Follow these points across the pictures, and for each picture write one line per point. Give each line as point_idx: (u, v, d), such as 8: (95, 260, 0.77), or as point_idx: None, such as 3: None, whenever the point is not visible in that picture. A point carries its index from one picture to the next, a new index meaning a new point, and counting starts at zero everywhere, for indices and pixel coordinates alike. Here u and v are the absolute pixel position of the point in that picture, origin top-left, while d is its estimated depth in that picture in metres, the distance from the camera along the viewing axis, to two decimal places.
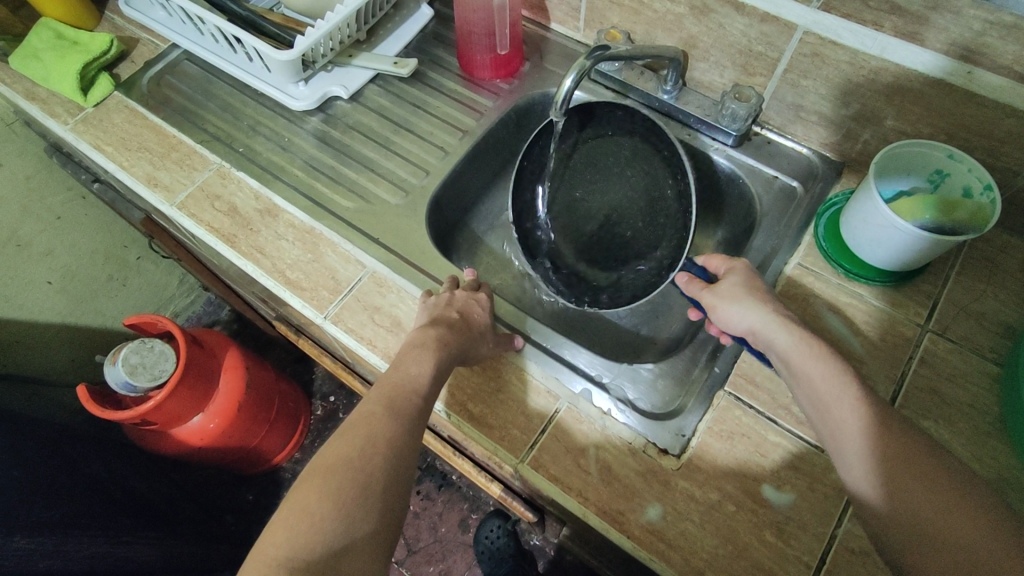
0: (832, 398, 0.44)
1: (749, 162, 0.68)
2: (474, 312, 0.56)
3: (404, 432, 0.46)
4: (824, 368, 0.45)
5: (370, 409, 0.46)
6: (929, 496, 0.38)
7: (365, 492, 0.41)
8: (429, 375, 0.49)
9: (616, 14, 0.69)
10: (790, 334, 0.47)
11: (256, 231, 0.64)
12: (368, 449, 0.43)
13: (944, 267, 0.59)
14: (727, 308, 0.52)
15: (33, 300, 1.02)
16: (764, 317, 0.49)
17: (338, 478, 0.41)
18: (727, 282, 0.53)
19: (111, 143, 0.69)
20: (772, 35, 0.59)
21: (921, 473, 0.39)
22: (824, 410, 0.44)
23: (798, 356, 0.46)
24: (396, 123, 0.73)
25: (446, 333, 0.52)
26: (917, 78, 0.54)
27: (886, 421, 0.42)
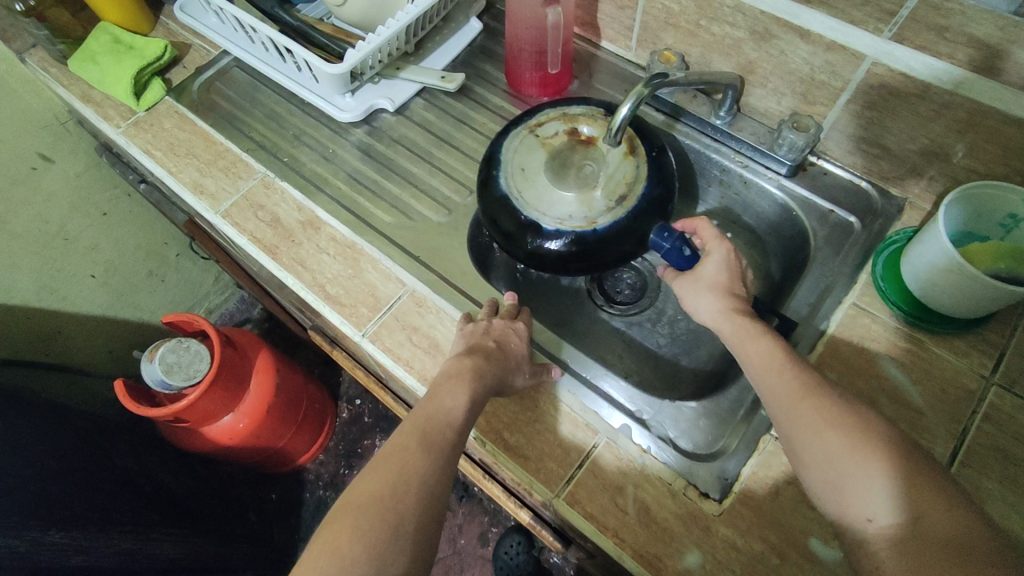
0: (766, 370, 0.47)
1: (803, 194, 0.66)
2: (512, 341, 0.55)
3: (438, 468, 0.45)
4: (760, 344, 0.48)
5: (403, 442, 0.45)
6: (911, 488, 0.39)
7: (396, 530, 0.41)
8: (464, 405, 0.48)
9: (671, 36, 0.67)
10: (733, 321, 0.51)
11: (298, 243, 0.63)
12: (400, 486, 0.42)
13: (1013, 316, 0.56)
14: (687, 301, 0.55)
15: (75, 292, 1.04)
16: (719, 307, 0.52)
17: (370, 517, 0.41)
18: (691, 273, 0.56)
19: (160, 148, 0.70)
20: (838, 65, 0.57)
21: (899, 463, 0.40)
22: (776, 398, 0.45)
23: (738, 338, 0.50)
24: (440, 138, 0.73)
25: (483, 362, 0.51)
26: (995, 116, 0.51)
27: (816, 387, 0.45)
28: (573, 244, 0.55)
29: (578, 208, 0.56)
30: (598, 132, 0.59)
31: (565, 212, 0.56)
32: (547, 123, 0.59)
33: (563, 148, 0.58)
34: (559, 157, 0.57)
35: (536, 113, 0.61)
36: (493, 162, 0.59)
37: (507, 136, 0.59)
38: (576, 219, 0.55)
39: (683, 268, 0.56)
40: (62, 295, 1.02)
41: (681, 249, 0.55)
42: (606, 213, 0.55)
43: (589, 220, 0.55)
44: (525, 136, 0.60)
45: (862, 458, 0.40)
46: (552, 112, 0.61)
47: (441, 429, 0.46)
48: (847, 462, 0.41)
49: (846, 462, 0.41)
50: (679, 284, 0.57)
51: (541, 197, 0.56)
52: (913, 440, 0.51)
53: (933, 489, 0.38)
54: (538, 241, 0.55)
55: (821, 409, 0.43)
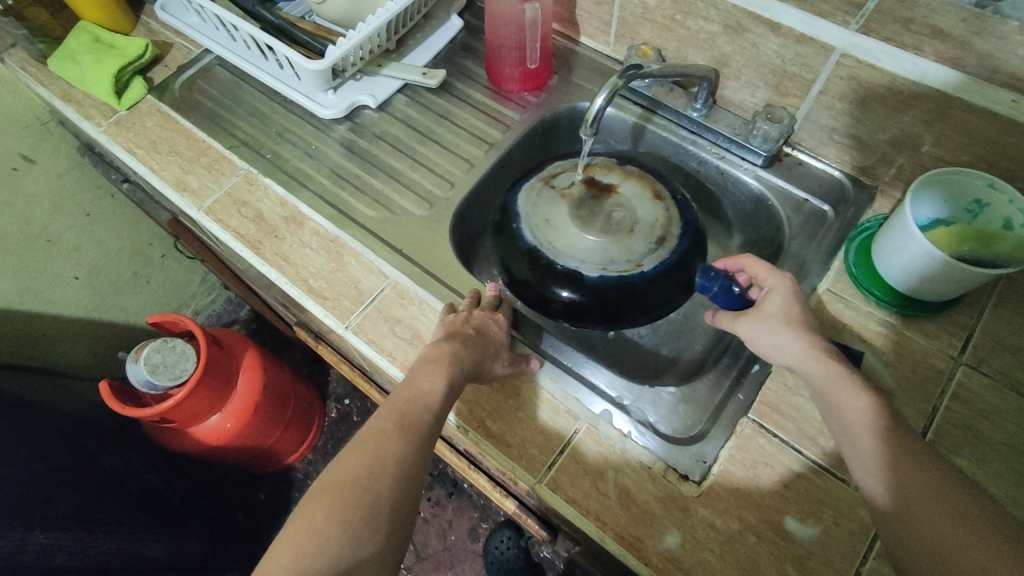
0: (860, 431, 0.44)
1: (778, 183, 0.67)
2: (490, 330, 0.56)
3: (415, 452, 0.45)
4: (855, 401, 0.45)
5: (380, 426, 0.46)
6: (942, 509, 0.39)
7: (372, 511, 0.42)
8: (441, 390, 0.49)
9: (647, 31, 0.68)
10: (825, 365, 0.47)
11: (281, 239, 0.64)
12: (377, 468, 0.43)
13: (979, 300, 0.57)
14: (761, 338, 0.52)
15: (59, 295, 1.04)
16: (804, 345, 0.49)
17: (346, 499, 0.41)
18: (765, 309, 0.52)
19: (142, 146, 0.70)
20: (808, 56, 0.58)
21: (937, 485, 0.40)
22: (834, 415, 0.46)
23: (830, 388, 0.47)
24: (422, 133, 0.73)
25: (460, 347, 0.52)
26: (958, 104, 0.52)
27: (913, 454, 0.42)
28: (619, 288, 0.58)
29: (618, 253, 0.59)
30: (617, 179, 0.64)
31: (606, 258, 0.59)
32: (563, 176, 0.64)
33: (585, 198, 0.62)
34: (584, 206, 0.61)
35: (548, 169, 0.66)
36: (517, 219, 0.62)
37: (526, 196, 0.63)
38: (620, 264, 0.58)
39: (733, 306, 0.57)
40: (45, 297, 1.01)
41: (729, 288, 0.57)
42: (649, 253, 0.59)
43: (635, 263, 0.58)
44: (543, 191, 0.64)
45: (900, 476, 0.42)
46: (564, 166, 0.66)
47: (418, 413, 0.47)
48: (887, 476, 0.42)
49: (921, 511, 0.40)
50: (749, 325, 0.53)
51: (580, 248, 0.59)
52: None
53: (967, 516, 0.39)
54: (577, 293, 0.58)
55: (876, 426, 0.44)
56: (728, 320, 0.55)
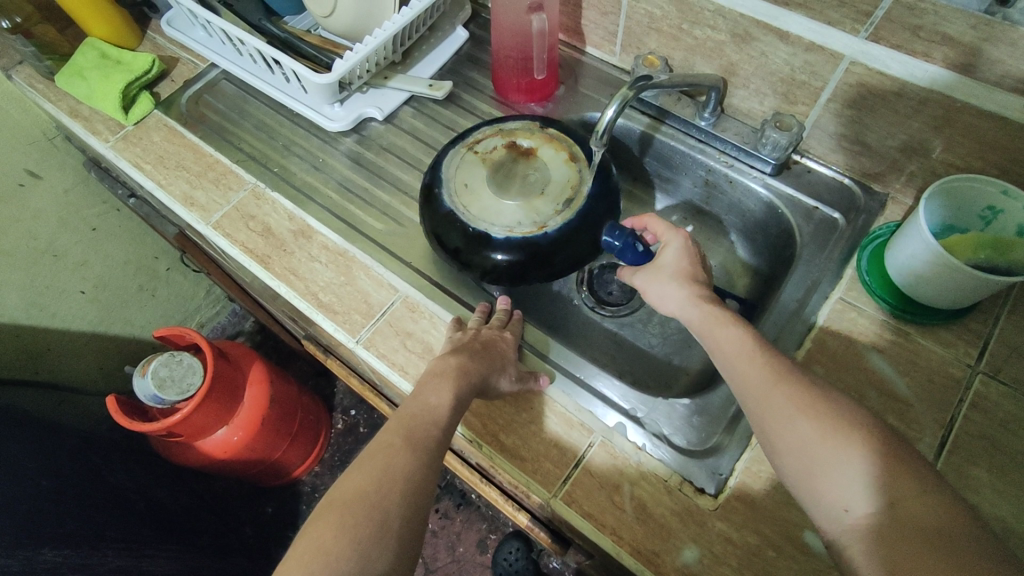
0: (736, 357, 0.48)
1: (788, 191, 0.66)
2: (499, 347, 0.55)
3: (423, 467, 0.45)
4: (729, 331, 0.49)
5: (387, 441, 0.46)
6: (882, 471, 0.40)
7: (381, 529, 0.41)
8: (449, 403, 0.49)
9: (654, 40, 0.68)
10: (702, 309, 0.51)
11: (289, 252, 0.64)
12: (386, 485, 0.43)
13: (996, 306, 0.57)
14: (651, 291, 0.56)
15: (64, 309, 1.04)
16: (685, 295, 0.53)
17: (355, 516, 0.41)
18: (657, 263, 0.57)
19: (150, 162, 0.70)
20: (817, 64, 0.58)
21: (872, 450, 0.41)
22: (720, 353, 0.49)
23: (708, 325, 0.51)
24: (428, 144, 0.73)
25: (468, 361, 0.52)
26: (969, 110, 0.52)
27: (783, 372, 0.46)
28: (524, 250, 0.56)
29: (527, 215, 0.58)
30: (536, 144, 0.62)
31: (515, 220, 0.57)
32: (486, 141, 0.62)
33: (505, 162, 0.60)
34: (502, 169, 0.60)
35: (473, 132, 0.63)
36: (436, 179, 0.60)
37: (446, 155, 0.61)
38: (525, 225, 0.57)
39: (637, 262, 0.59)
40: (51, 312, 1.01)
41: (633, 245, 0.58)
42: (555, 216, 0.57)
43: (540, 224, 0.57)
44: (464, 153, 0.62)
45: (838, 446, 0.41)
46: (488, 129, 0.63)
47: (426, 428, 0.47)
48: (825, 449, 0.42)
49: (801, 424, 0.43)
50: (644, 278, 0.57)
51: (491, 210, 0.58)
52: (903, 431, 0.51)
53: (909, 475, 0.39)
54: (485, 254, 0.57)
55: (795, 397, 0.44)
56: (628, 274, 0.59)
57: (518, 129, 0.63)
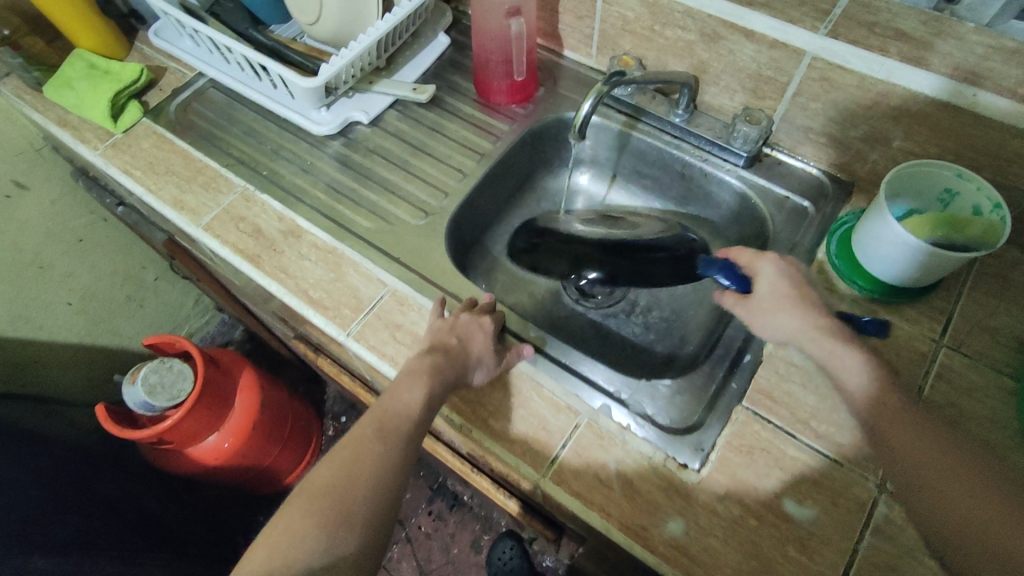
0: (868, 401, 0.49)
1: (760, 182, 0.69)
2: (475, 337, 0.56)
3: (395, 457, 0.48)
4: (859, 375, 0.50)
5: (361, 434, 0.49)
6: (980, 496, 0.42)
7: (348, 514, 0.44)
8: (421, 402, 0.50)
9: (628, 42, 0.71)
10: (823, 346, 0.52)
11: (279, 252, 0.65)
12: (356, 474, 0.46)
13: (957, 284, 0.60)
14: (765, 322, 0.55)
15: (50, 320, 1.03)
16: (799, 324, 0.53)
17: (323, 502, 0.44)
18: (762, 292, 0.55)
19: (139, 168, 0.71)
20: (782, 60, 0.61)
21: (981, 486, 0.43)
22: (847, 393, 0.50)
23: (830, 360, 0.51)
24: (413, 146, 0.75)
25: (442, 358, 0.53)
26: (924, 100, 0.56)
27: (920, 420, 0.46)
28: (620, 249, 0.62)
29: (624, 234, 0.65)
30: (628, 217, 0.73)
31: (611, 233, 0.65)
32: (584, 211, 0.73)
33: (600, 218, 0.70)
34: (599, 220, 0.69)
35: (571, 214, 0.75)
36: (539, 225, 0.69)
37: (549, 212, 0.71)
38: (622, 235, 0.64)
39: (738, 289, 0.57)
40: (37, 323, 1.01)
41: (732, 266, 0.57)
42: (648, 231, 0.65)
43: (635, 234, 0.65)
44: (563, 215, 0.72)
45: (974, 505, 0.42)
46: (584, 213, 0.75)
47: (399, 422, 0.49)
48: (963, 508, 0.43)
49: (941, 483, 0.44)
50: (747, 310, 0.56)
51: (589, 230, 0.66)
52: None
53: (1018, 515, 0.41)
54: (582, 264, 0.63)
55: (937, 451, 0.45)
56: (731, 301, 0.57)
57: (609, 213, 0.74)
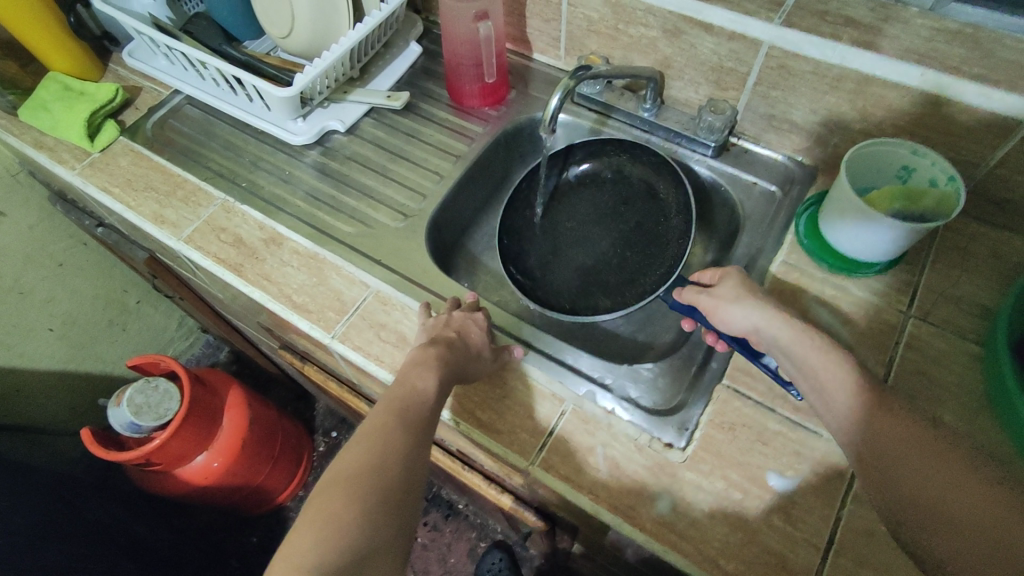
0: (834, 386, 0.46)
1: (729, 170, 0.71)
2: (472, 331, 0.58)
3: (417, 443, 0.48)
4: (829, 359, 0.47)
5: (382, 420, 0.48)
6: (953, 472, 0.39)
7: (385, 498, 0.44)
8: (435, 388, 0.52)
9: (594, 42, 0.74)
10: (791, 326, 0.49)
11: (262, 260, 0.66)
12: (386, 458, 0.46)
13: (922, 257, 0.62)
14: (728, 316, 0.54)
15: (32, 347, 1.02)
16: (766, 312, 0.51)
17: (360, 486, 0.43)
18: (723, 286, 0.55)
19: (118, 185, 0.72)
20: (740, 51, 0.64)
21: (956, 465, 0.39)
22: (814, 378, 0.47)
23: (800, 346, 0.48)
24: (390, 151, 0.77)
25: (446, 350, 0.54)
26: (876, 83, 0.58)
27: (888, 407, 0.44)
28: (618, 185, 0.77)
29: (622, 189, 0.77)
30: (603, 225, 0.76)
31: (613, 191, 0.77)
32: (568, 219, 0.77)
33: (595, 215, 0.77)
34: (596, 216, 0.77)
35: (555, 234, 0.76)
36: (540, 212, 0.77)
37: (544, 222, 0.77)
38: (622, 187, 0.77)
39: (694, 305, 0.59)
40: (18, 351, 1.00)
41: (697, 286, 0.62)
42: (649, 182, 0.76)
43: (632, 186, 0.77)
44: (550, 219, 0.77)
45: (955, 485, 0.39)
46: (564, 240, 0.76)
47: (416, 409, 0.50)
48: (942, 488, 0.39)
49: (916, 463, 0.40)
50: (713, 301, 0.55)
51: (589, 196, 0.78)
52: None
53: (1000, 493, 0.38)
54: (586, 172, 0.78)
55: (906, 431, 0.42)
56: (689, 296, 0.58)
57: (582, 228, 0.76)
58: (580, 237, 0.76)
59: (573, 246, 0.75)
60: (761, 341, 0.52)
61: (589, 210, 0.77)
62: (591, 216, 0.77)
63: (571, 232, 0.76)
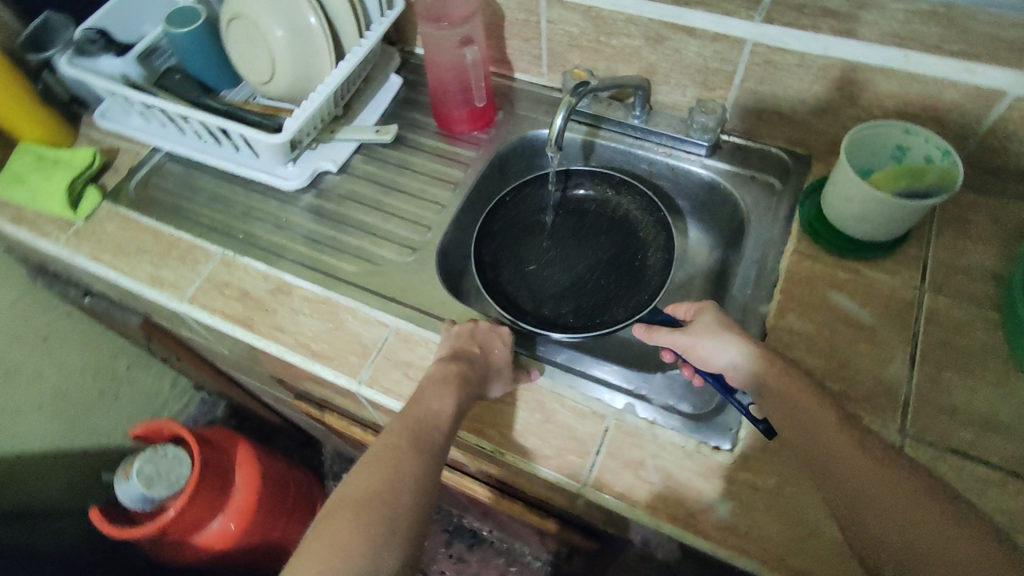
0: (816, 425, 0.47)
1: (725, 167, 0.72)
2: (495, 346, 0.59)
3: (428, 467, 0.48)
4: (810, 402, 0.48)
5: (394, 442, 0.49)
6: (921, 514, 0.41)
7: (391, 524, 0.44)
8: (452, 409, 0.52)
9: (576, 56, 0.74)
10: (771, 365, 0.50)
11: (272, 311, 0.64)
12: (394, 484, 0.46)
13: (926, 231, 0.64)
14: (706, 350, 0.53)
15: (25, 428, 0.97)
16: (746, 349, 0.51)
17: (367, 513, 0.44)
18: (700, 321, 0.55)
19: (108, 252, 0.69)
20: (725, 52, 0.65)
21: (924, 505, 0.42)
22: (795, 418, 0.48)
23: (779, 386, 0.49)
24: (386, 186, 0.76)
25: (467, 366, 0.55)
26: (862, 68, 0.60)
27: (864, 445, 0.45)
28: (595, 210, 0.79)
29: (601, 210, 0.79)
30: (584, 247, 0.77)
31: (594, 212, 0.79)
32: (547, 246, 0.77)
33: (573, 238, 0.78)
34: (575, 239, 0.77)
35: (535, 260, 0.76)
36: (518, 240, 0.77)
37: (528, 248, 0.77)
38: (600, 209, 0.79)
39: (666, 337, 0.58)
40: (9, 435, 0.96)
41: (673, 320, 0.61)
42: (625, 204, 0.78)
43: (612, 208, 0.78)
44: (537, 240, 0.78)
45: (924, 526, 0.41)
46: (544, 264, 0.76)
47: (430, 432, 0.50)
48: (912, 529, 0.41)
49: (889, 504, 0.42)
50: (689, 336, 0.55)
51: (567, 222, 0.79)
52: (876, 354, 0.57)
53: (963, 532, 0.40)
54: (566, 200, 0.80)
55: (877, 470, 0.44)
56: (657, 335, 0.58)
57: (563, 252, 0.77)
58: (556, 258, 0.76)
59: (549, 262, 0.76)
60: (735, 375, 0.52)
61: (569, 234, 0.78)
62: (570, 239, 0.77)
63: (549, 250, 0.77)
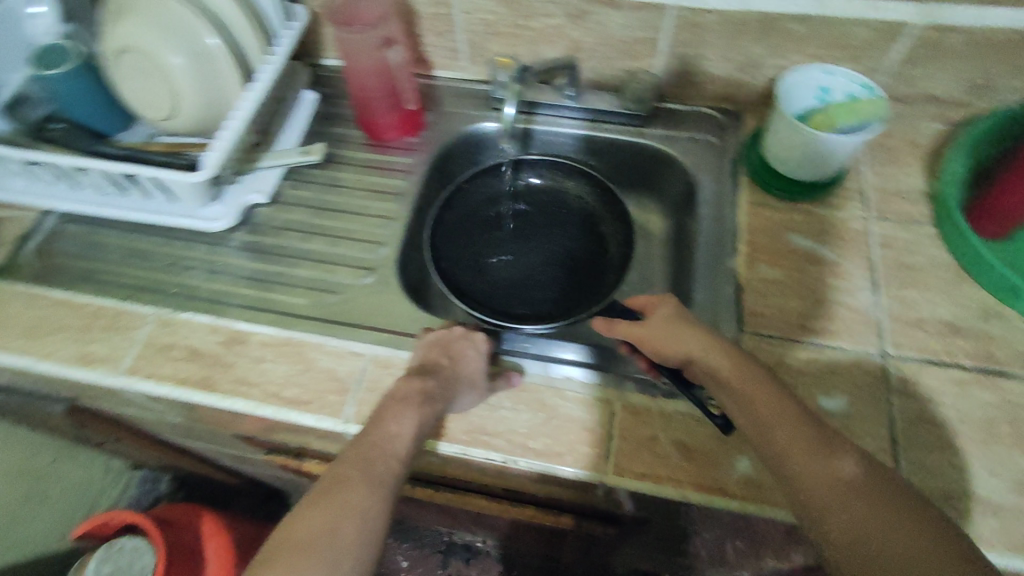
0: (776, 420, 0.45)
1: (664, 133, 0.73)
2: (467, 355, 0.57)
3: (380, 500, 0.44)
4: (769, 394, 0.47)
5: (345, 473, 0.45)
6: (883, 513, 0.39)
7: (333, 565, 0.39)
8: (410, 432, 0.49)
9: (498, 44, 0.72)
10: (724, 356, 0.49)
11: (230, 364, 0.58)
12: (340, 519, 0.42)
13: (859, 164, 0.67)
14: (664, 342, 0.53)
15: None
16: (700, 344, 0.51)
17: (307, 556, 0.39)
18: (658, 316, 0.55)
19: (16, 337, 0.60)
20: (648, 19, 0.65)
21: (886, 502, 0.40)
22: (754, 411, 0.47)
23: (733, 377, 0.48)
24: (323, 208, 0.71)
25: (431, 382, 0.53)
26: (779, 18, 0.62)
27: (826, 441, 0.43)
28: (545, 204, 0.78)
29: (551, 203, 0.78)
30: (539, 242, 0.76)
31: (544, 205, 0.78)
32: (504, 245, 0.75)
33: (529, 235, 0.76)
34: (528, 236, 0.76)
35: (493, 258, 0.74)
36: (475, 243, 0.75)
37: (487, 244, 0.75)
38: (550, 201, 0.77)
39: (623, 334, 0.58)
40: None
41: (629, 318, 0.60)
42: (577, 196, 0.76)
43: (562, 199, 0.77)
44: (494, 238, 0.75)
45: (887, 523, 0.39)
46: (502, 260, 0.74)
47: (382, 459, 0.47)
48: (873, 528, 0.39)
49: (849, 503, 0.40)
50: (646, 328, 0.55)
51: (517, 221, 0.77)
52: (844, 285, 0.59)
53: (926, 530, 0.38)
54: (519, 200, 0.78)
55: (838, 465, 0.42)
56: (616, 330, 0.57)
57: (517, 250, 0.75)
58: (517, 251, 0.75)
59: (507, 258, 0.74)
60: (692, 367, 0.52)
61: (523, 232, 0.76)
62: (521, 238, 0.76)
63: (503, 246, 0.75)
